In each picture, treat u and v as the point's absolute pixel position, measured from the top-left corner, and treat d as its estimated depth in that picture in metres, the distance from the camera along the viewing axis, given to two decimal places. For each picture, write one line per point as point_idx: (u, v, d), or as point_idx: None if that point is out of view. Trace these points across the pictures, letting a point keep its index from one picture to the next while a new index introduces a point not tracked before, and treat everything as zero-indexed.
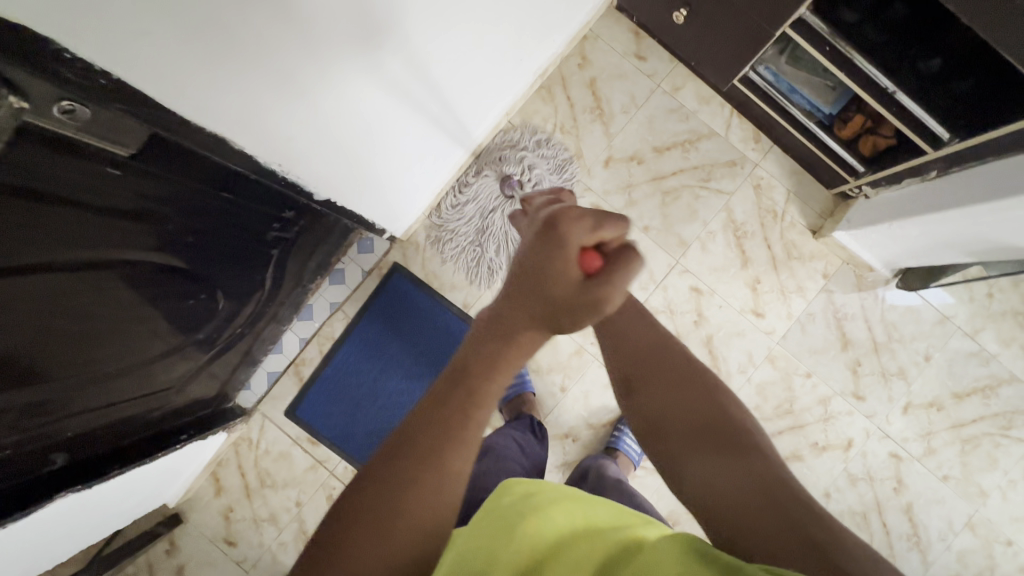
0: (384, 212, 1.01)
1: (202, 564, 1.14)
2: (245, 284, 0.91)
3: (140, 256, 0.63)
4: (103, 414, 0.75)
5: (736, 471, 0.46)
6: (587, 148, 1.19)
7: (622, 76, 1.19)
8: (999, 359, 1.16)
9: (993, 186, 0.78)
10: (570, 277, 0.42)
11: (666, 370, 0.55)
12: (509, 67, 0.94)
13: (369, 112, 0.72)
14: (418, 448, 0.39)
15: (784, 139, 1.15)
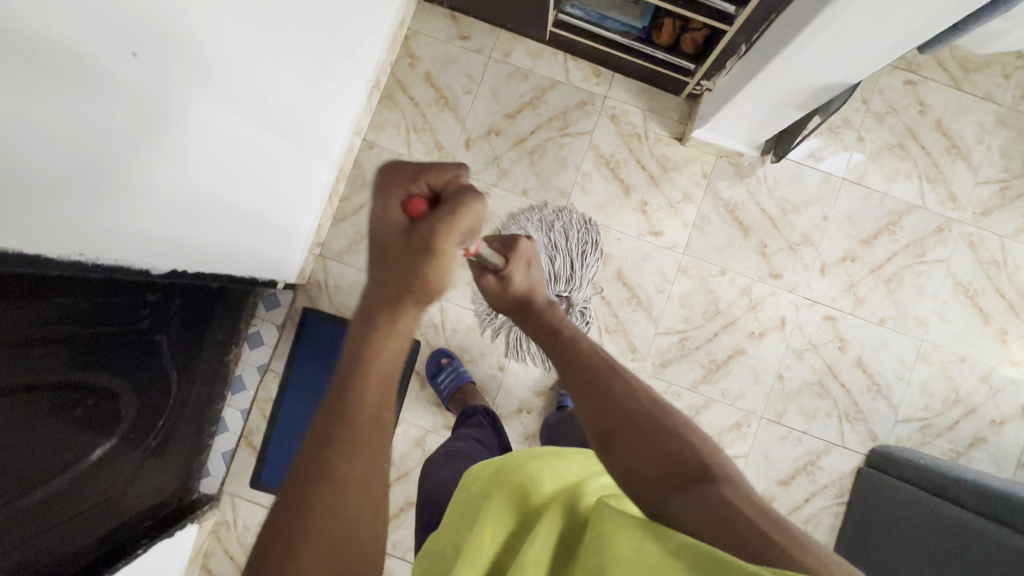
0: (255, 263, 1.03)
1: None
2: (149, 376, 0.92)
3: (13, 381, 0.63)
4: (36, 545, 0.74)
5: (707, 500, 0.48)
6: (445, 138, 1.22)
7: (453, 61, 1.23)
8: (891, 195, 1.19)
9: (778, 40, 0.81)
10: (396, 223, 0.50)
11: (644, 425, 0.56)
12: (325, 85, 1.00)
13: (207, 169, 0.76)
14: (313, 469, 0.43)
15: (618, 65, 1.19)
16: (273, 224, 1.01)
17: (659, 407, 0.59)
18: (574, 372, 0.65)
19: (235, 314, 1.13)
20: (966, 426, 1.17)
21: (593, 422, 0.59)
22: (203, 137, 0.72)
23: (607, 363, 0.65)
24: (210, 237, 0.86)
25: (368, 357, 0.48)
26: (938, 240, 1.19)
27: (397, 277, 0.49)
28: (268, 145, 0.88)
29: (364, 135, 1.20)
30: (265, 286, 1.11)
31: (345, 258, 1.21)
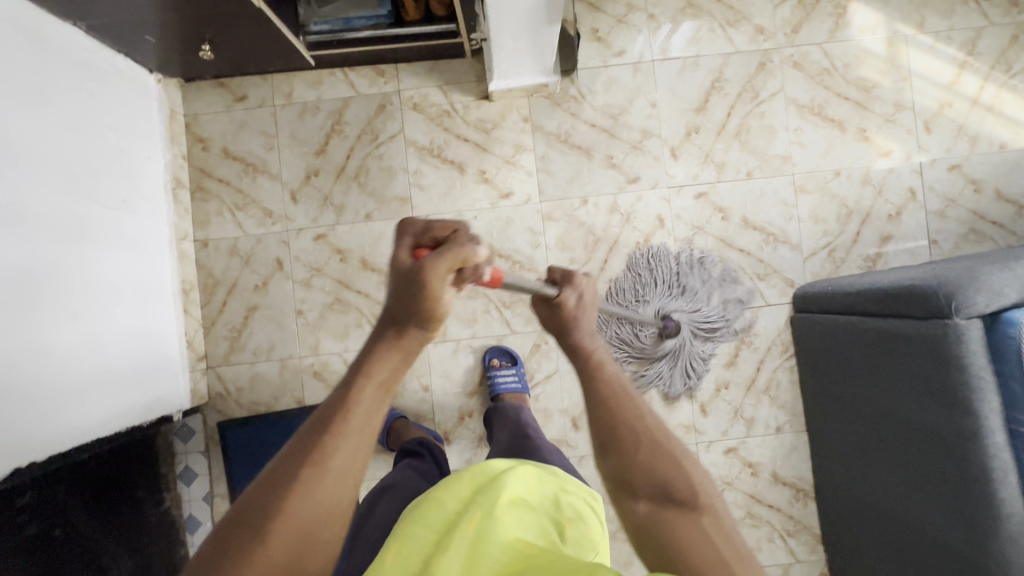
0: (129, 413, 0.99)
1: None
2: (77, 565, 0.89)
3: None
4: None
5: (690, 534, 0.47)
6: (271, 202, 1.18)
7: (242, 125, 1.19)
8: (704, 55, 1.18)
9: None
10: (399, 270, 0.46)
11: (648, 446, 0.52)
12: (114, 213, 0.98)
13: (46, 344, 0.81)
14: (296, 456, 0.41)
15: (394, 56, 1.15)
16: (124, 367, 0.98)
17: (658, 425, 0.54)
18: (588, 379, 0.57)
19: (148, 458, 1.10)
20: (869, 232, 1.17)
21: (597, 429, 0.54)
22: (36, 324, 0.79)
23: (619, 377, 0.57)
24: (91, 411, 0.90)
25: (375, 355, 0.45)
26: (765, 75, 1.18)
27: (402, 279, 0.45)
28: (68, 295, 0.86)
29: (192, 237, 1.17)
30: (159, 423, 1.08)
31: (233, 358, 1.18)
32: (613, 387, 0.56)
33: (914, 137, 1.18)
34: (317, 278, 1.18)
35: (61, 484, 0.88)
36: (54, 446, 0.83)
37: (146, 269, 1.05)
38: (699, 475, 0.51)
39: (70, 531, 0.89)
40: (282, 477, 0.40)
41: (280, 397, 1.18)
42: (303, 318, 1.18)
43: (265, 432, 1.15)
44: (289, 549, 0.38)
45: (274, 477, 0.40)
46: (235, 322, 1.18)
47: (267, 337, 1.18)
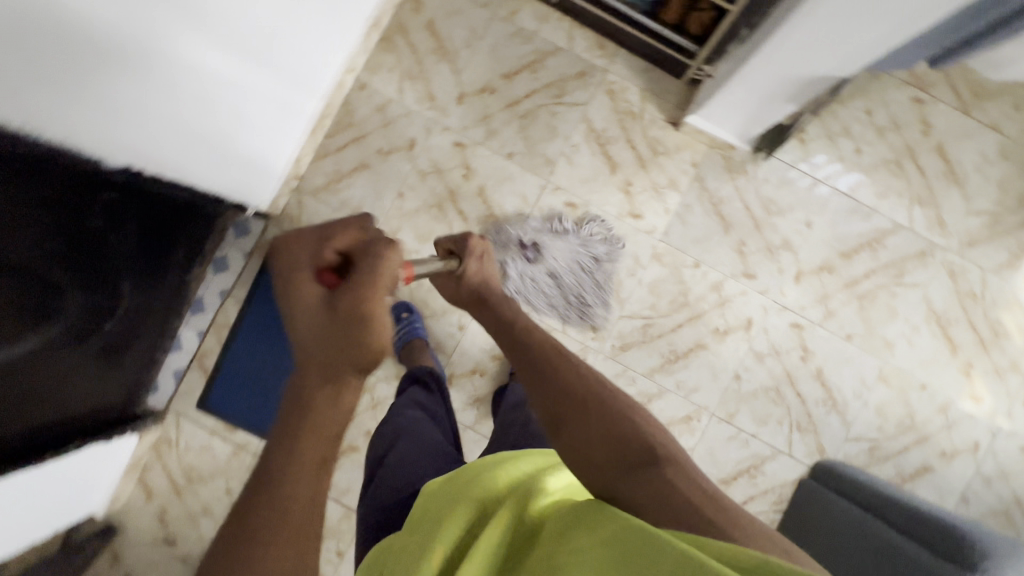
0: (232, 181, 1.02)
1: (147, 568, 1.18)
2: (101, 275, 0.91)
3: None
4: None
5: (652, 481, 0.48)
6: (438, 90, 1.20)
7: (458, 11, 1.20)
8: (879, 212, 1.17)
9: (768, 30, 0.84)
10: (313, 283, 0.59)
11: (598, 403, 0.58)
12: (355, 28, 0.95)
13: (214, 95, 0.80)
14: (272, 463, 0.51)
15: (624, 38, 1.16)
16: (255, 146, 0.99)
17: (598, 384, 0.61)
18: (524, 361, 0.68)
19: (205, 232, 1.10)
20: (916, 453, 1.16)
21: (543, 404, 0.61)
22: (222, 87, 0.81)
23: (558, 353, 0.67)
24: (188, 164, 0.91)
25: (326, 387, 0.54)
26: (919, 264, 1.17)
27: (322, 295, 0.58)
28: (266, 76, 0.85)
29: (357, 74, 1.19)
30: (227, 208, 1.09)
31: (320, 195, 1.20)
32: (547, 352, 0.67)
33: (1009, 400, 1.17)
34: (433, 177, 1.19)
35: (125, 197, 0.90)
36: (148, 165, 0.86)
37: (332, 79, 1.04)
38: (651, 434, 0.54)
39: (108, 242, 0.91)
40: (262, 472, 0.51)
41: None
42: (400, 201, 1.20)
43: None
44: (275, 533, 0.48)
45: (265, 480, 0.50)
46: (343, 167, 1.20)
47: (361, 198, 1.20)
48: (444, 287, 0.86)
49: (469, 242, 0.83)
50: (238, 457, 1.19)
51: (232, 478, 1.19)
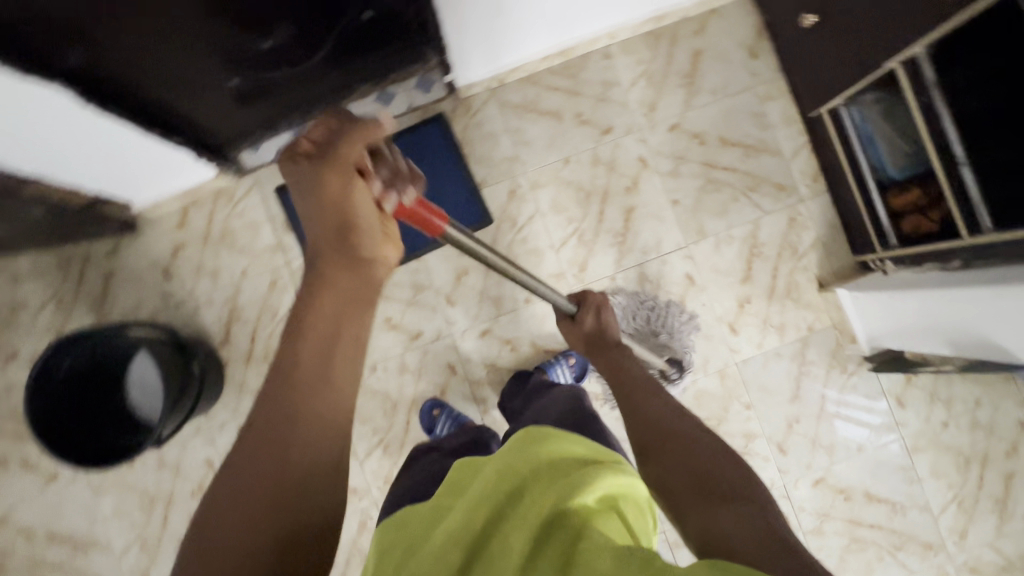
0: (462, 46, 1.06)
1: (130, 278, 1.17)
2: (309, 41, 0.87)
3: None
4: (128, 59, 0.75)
5: (724, 518, 0.47)
6: (660, 108, 1.21)
7: (726, 61, 1.21)
8: (921, 485, 1.17)
9: (987, 280, 0.85)
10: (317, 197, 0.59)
11: (685, 437, 0.58)
12: None
13: None
14: (256, 427, 0.49)
15: (839, 188, 1.16)
16: (499, 27, 1.04)
17: (693, 424, 0.60)
18: (621, 392, 0.70)
19: (403, 60, 1.06)
20: None
21: (636, 431, 0.62)
22: None
23: (659, 391, 0.68)
24: (455, 13, 0.96)
25: (326, 275, 0.60)
26: (919, 551, 1.16)
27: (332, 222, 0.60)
28: None
29: (609, 43, 1.20)
30: (439, 58, 1.08)
31: (504, 109, 1.21)
32: (627, 388, 0.70)
33: None
34: (602, 169, 1.20)
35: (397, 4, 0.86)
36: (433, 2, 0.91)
37: (581, 22, 1.12)
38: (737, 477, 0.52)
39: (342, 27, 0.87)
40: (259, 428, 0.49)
41: (481, 165, 1.20)
42: (561, 166, 1.20)
43: (443, 161, 1.20)
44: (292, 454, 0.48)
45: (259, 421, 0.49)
46: (540, 103, 1.20)
47: (533, 137, 1.20)
48: (563, 329, 0.92)
49: (590, 296, 0.92)
50: (273, 254, 1.18)
51: (253, 266, 1.19)
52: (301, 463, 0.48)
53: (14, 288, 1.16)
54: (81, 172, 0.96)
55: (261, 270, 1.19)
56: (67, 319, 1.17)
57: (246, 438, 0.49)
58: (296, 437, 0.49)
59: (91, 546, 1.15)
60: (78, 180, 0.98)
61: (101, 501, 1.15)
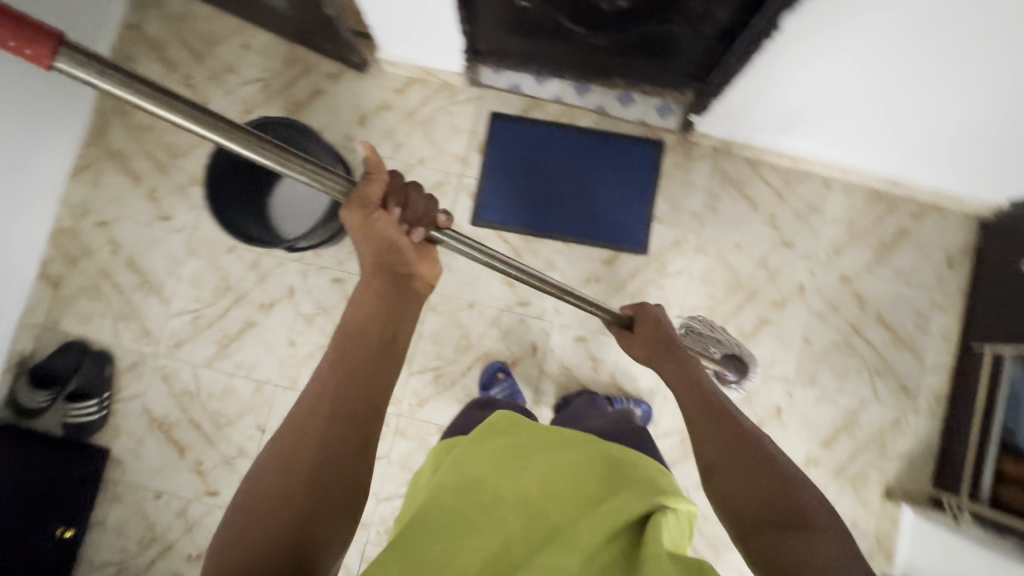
0: (720, 108, 1.13)
1: (331, 105, 1.24)
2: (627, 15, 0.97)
3: None
4: None
5: (798, 545, 0.49)
6: (843, 256, 1.23)
7: (924, 254, 1.23)
8: None
9: None
10: (368, 245, 0.68)
11: (752, 463, 0.57)
12: (887, 146, 1.09)
13: (829, 83, 0.94)
14: (272, 468, 0.50)
15: (955, 422, 1.16)
16: (761, 114, 1.10)
17: (754, 446, 0.58)
18: (691, 410, 0.66)
19: (663, 80, 1.16)
20: None
21: (700, 452, 0.61)
22: (836, 84, 0.93)
23: (718, 404, 0.64)
24: (741, 86, 1.03)
25: (365, 290, 0.65)
26: None
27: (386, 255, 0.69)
28: (848, 103, 0.98)
29: (837, 176, 1.23)
30: (703, 99, 1.13)
31: (716, 172, 1.24)
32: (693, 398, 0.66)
33: None
34: (763, 273, 1.23)
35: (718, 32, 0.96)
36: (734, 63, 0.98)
37: (822, 149, 1.17)
38: (807, 503, 0.53)
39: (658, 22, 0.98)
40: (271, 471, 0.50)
41: (667, 204, 1.24)
42: (730, 247, 1.23)
43: (639, 182, 1.24)
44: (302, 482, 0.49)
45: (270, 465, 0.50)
46: (748, 186, 1.24)
47: (724, 210, 1.24)
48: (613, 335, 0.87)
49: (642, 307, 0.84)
50: (454, 162, 1.24)
51: (432, 161, 1.24)
52: (300, 489, 0.48)
53: (239, 53, 1.25)
54: (379, 11, 1.05)
55: (436, 168, 1.24)
56: (263, 104, 1.24)
57: (254, 490, 0.49)
58: (298, 460, 0.50)
59: (156, 292, 1.20)
60: (370, 14, 1.07)
61: (188, 260, 1.21)
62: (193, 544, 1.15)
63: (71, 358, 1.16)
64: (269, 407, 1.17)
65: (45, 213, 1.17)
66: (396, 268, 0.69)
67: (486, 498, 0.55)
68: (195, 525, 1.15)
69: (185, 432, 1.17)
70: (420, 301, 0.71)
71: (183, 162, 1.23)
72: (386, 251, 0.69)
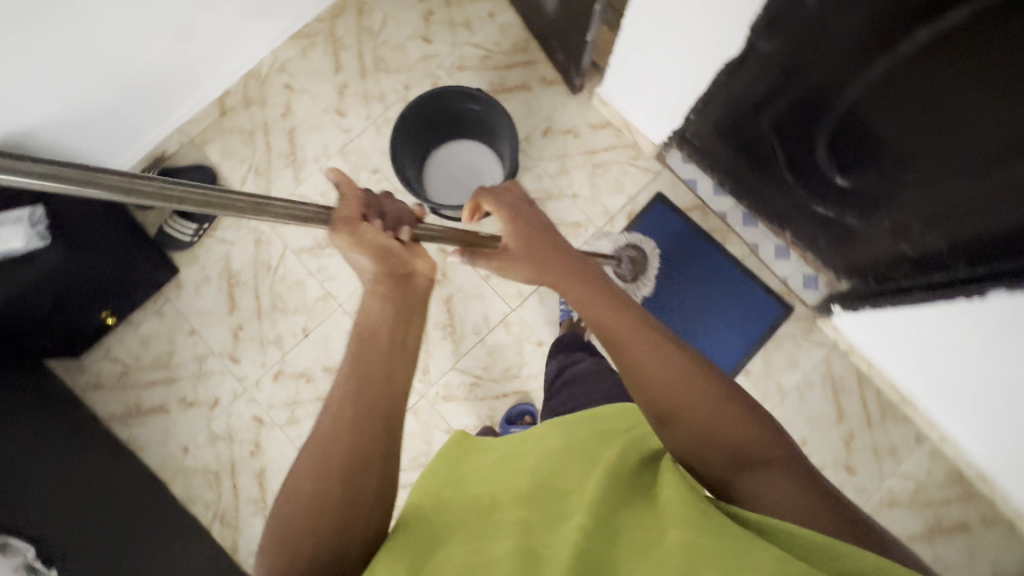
0: (863, 318, 1.11)
1: (530, 104, 1.28)
2: (833, 190, 0.97)
3: (947, 153, 0.74)
4: (777, 75, 0.86)
5: (769, 487, 0.48)
6: (894, 512, 1.18)
7: (973, 560, 1.16)
8: None
9: None
10: (363, 264, 0.61)
11: (699, 397, 0.54)
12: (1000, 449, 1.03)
13: (989, 368, 0.90)
14: (299, 498, 0.46)
15: None
16: (899, 345, 1.07)
17: (685, 362, 0.56)
18: (608, 336, 0.60)
19: (827, 261, 1.14)
20: None
21: (648, 396, 0.56)
22: (992, 371, 0.90)
23: (642, 326, 0.60)
24: (902, 314, 1.00)
25: (378, 299, 0.59)
26: None
27: (392, 266, 0.61)
28: (990, 392, 0.94)
29: (934, 438, 1.17)
30: (858, 298, 1.09)
31: (823, 364, 1.21)
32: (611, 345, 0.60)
33: None
34: None
35: (901, 256, 0.94)
36: (913, 293, 0.95)
37: (935, 409, 1.12)
38: (759, 434, 0.52)
39: (855, 212, 0.97)
40: (300, 499, 0.46)
41: (762, 365, 1.22)
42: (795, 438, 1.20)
43: (749, 331, 1.23)
44: (336, 501, 0.46)
45: (298, 491, 0.46)
46: (844, 395, 1.20)
47: (810, 402, 1.21)
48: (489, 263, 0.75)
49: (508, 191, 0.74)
50: (601, 214, 1.26)
51: (583, 201, 1.26)
52: (338, 518, 0.45)
53: (483, 16, 1.30)
54: (627, 58, 1.08)
55: (583, 208, 1.26)
56: (475, 69, 1.29)
57: (291, 521, 0.45)
58: (323, 486, 0.46)
59: (295, 168, 1.26)
60: (615, 59, 1.11)
61: (335, 158, 1.26)
62: (193, 392, 1.19)
63: (197, 178, 1.23)
64: (323, 318, 1.21)
65: (252, 53, 1.24)
66: (403, 273, 0.61)
67: (456, 495, 0.51)
68: (205, 377, 1.19)
69: (244, 296, 1.21)
70: (425, 299, 0.63)
71: (382, 77, 1.29)
72: (398, 269, 0.61)
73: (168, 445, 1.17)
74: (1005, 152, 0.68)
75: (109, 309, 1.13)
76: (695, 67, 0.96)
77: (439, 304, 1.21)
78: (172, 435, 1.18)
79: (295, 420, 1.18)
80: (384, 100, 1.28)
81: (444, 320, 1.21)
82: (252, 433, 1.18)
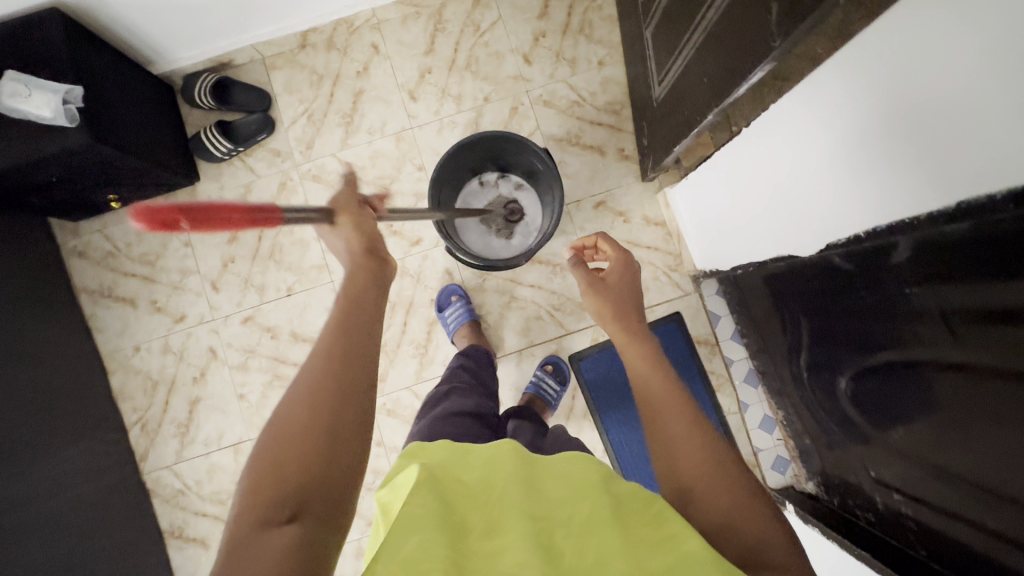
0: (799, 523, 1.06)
1: (596, 170, 1.21)
2: (835, 409, 0.91)
3: (935, 457, 0.67)
4: (829, 288, 0.79)
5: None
6: None
7: None
8: None
9: None
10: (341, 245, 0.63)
11: (716, 476, 0.52)
12: None
13: None
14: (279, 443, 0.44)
15: None
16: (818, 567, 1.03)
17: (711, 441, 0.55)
18: (648, 406, 0.60)
19: (807, 461, 1.08)
20: None
21: (672, 473, 0.54)
22: None
23: (684, 402, 0.59)
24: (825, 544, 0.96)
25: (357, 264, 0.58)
26: None
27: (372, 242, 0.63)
28: None
29: None
30: (810, 510, 1.04)
31: None
32: (651, 405, 0.60)
33: None
34: None
35: (871, 505, 0.88)
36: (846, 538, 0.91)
37: None
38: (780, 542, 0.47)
39: (847, 439, 0.91)
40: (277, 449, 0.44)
41: None
42: None
43: None
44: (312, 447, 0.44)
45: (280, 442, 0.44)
46: None
47: None
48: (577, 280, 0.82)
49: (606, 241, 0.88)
50: None
51: None
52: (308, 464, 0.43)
53: (592, 62, 1.23)
54: (706, 186, 1.02)
55: None
56: (560, 111, 1.22)
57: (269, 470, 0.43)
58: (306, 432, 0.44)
59: (346, 130, 1.22)
60: (697, 172, 1.05)
61: (388, 138, 1.22)
62: (165, 299, 1.20)
63: (252, 101, 1.21)
64: (310, 286, 1.20)
65: (351, 4, 1.17)
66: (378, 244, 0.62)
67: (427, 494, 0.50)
68: (181, 290, 1.20)
69: (248, 232, 1.20)
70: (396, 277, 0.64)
71: (468, 78, 1.23)
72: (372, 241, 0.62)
73: (124, 337, 1.20)
74: (981, 499, 0.61)
75: (114, 194, 1.12)
76: (732, 216, 0.96)
77: (422, 323, 1.19)
78: (130, 330, 1.20)
79: (245, 367, 1.19)
80: (459, 101, 1.22)
81: (419, 340, 1.19)
82: (202, 361, 1.19)
